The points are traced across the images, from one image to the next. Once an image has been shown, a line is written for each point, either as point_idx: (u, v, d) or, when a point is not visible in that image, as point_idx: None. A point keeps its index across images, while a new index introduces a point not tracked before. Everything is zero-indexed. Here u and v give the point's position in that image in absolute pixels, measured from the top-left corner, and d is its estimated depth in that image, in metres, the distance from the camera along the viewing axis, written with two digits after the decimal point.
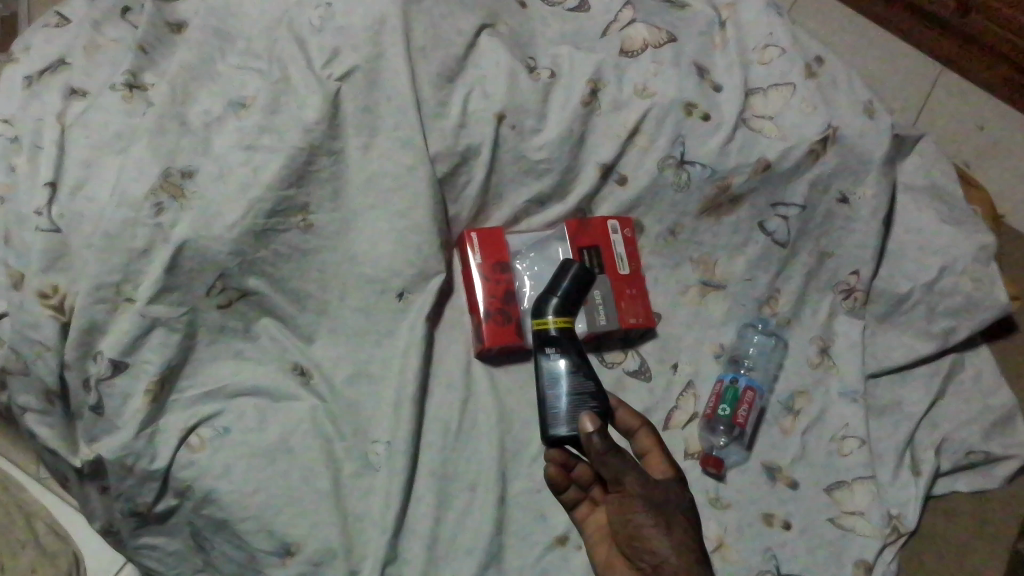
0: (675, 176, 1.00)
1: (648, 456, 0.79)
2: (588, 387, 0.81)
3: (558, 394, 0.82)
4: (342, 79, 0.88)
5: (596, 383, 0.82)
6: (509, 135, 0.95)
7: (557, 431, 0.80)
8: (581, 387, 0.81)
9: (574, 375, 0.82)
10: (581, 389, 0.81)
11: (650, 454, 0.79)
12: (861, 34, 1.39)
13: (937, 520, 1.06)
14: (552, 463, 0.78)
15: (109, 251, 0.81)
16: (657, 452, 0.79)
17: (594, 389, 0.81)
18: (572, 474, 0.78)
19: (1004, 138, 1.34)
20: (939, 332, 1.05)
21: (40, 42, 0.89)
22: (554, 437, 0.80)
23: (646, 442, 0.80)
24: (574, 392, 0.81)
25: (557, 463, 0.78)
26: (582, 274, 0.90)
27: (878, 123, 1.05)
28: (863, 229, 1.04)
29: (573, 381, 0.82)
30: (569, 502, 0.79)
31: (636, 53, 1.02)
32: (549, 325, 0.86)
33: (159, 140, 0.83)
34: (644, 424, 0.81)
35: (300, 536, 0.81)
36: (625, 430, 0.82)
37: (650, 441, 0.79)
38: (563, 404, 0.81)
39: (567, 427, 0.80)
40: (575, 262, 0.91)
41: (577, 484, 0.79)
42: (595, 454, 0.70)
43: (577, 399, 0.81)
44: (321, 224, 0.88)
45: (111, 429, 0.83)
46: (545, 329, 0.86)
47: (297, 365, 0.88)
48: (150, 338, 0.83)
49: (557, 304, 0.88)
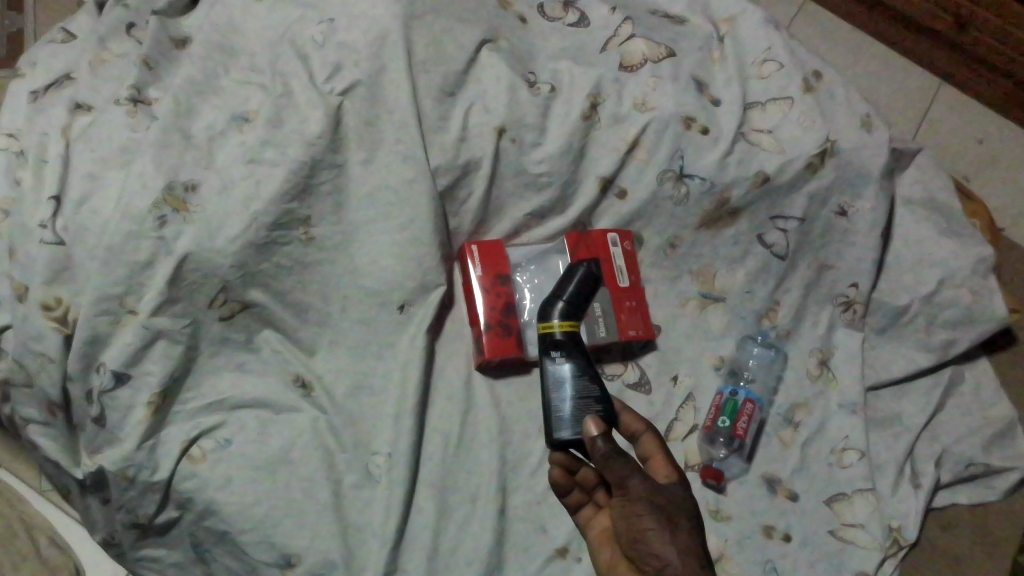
0: (674, 189, 1.01)
1: (651, 460, 0.79)
2: (593, 392, 0.82)
3: (563, 398, 0.82)
4: (344, 94, 0.89)
5: (601, 388, 0.82)
6: (509, 149, 0.96)
7: (561, 435, 0.81)
8: (586, 392, 0.82)
9: (579, 379, 0.83)
10: (586, 394, 0.82)
11: (654, 459, 0.79)
12: (859, 48, 1.40)
13: (939, 532, 1.05)
14: (556, 466, 0.80)
15: (112, 264, 0.82)
16: (662, 456, 0.79)
17: (599, 394, 0.82)
18: (576, 477, 0.80)
19: (1002, 151, 1.35)
20: (938, 344, 1.05)
21: (46, 58, 0.91)
22: (559, 441, 0.81)
23: (651, 447, 0.80)
24: (579, 397, 0.82)
25: (561, 467, 0.80)
26: (587, 278, 0.91)
27: (876, 137, 1.06)
28: (862, 241, 1.05)
29: (579, 385, 0.82)
30: (573, 504, 0.81)
31: (635, 68, 1.03)
32: (554, 328, 0.86)
33: (163, 154, 0.84)
34: (649, 428, 0.81)
35: (301, 547, 0.81)
36: (630, 434, 0.82)
37: (654, 447, 0.79)
38: (568, 408, 0.81)
39: (571, 431, 0.80)
40: (581, 269, 0.90)
41: (581, 486, 0.81)
42: (599, 457, 0.72)
43: (582, 403, 0.81)
44: (322, 237, 0.89)
45: (114, 440, 0.84)
46: (550, 333, 0.86)
47: (299, 377, 0.89)
48: (152, 350, 0.83)
49: (562, 308, 0.87)
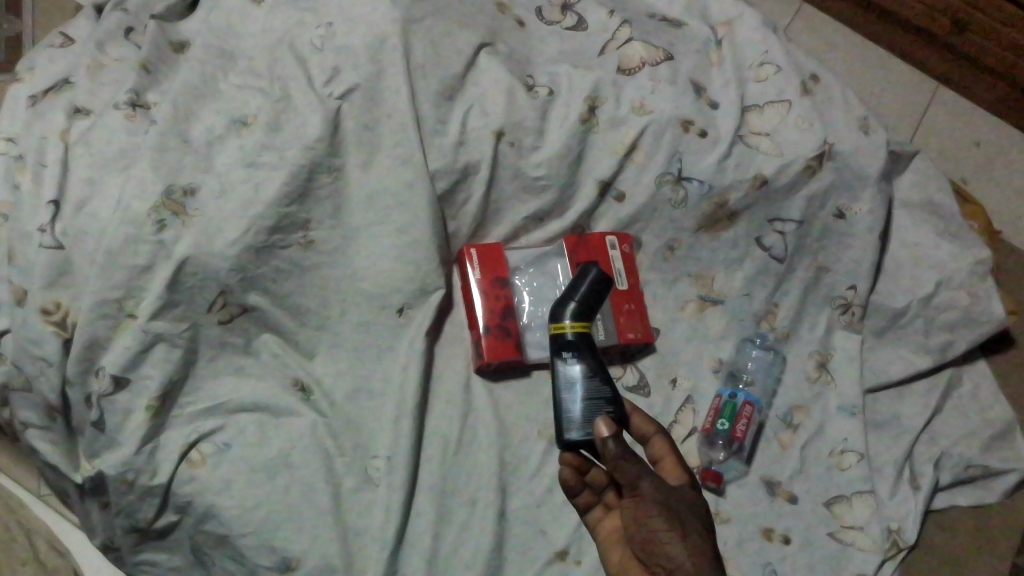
0: (673, 193, 1.01)
1: (661, 463, 0.78)
2: (604, 393, 0.78)
3: (573, 399, 0.77)
4: (343, 98, 0.89)
5: (613, 389, 0.78)
6: (508, 152, 0.96)
7: (571, 437, 0.77)
8: (597, 393, 0.77)
9: (591, 380, 0.78)
10: (597, 395, 0.77)
11: (663, 461, 0.78)
12: (856, 51, 1.40)
13: (938, 534, 1.06)
14: (566, 467, 0.78)
15: (112, 268, 0.82)
16: (671, 458, 0.77)
17: (610, 395, 0.78)
18: (586, 477, 0.79)
19: (999, 154, 1.35)
20: (936, 346, 1.05)
21: (44, 62, 0.91)
22: (569, 441, 0.77)
23: (661, 448, 0.78)
24: (590, 398, 0.77)
25: (571, 468, 0.78)
26: (602, 276, 0.82)
27: (873, 140, 1.06)
28: (860, 244, 1.05)
29: (589, 386, 0.77)
30: (583, 506, 0.79)
31: (633, 71, 1.03)
32: (566, 329, 0.80)
33: (162, 158, 0.84)
34: (659, 430, 0.79)
35: (300, 551, 0.81)
36: (639, 436, 0.79)
37: (664, 448, 0.78)
38: (578, 408, 0.77)
39: (582, 432, 0.76)
40: (595, 267, 0.83)
41: (590, 487, 0.79)
42: (611, 459, 0.70)
43: (592, 404, 0.77)
44: (322, 240, 0.89)
45: (113, 444, 0.84)
46: (562, 333, 0.80)
47: (298, 381, 0.89)
48: (151, 354, 0.83)
49: (575, 309, 0.80)
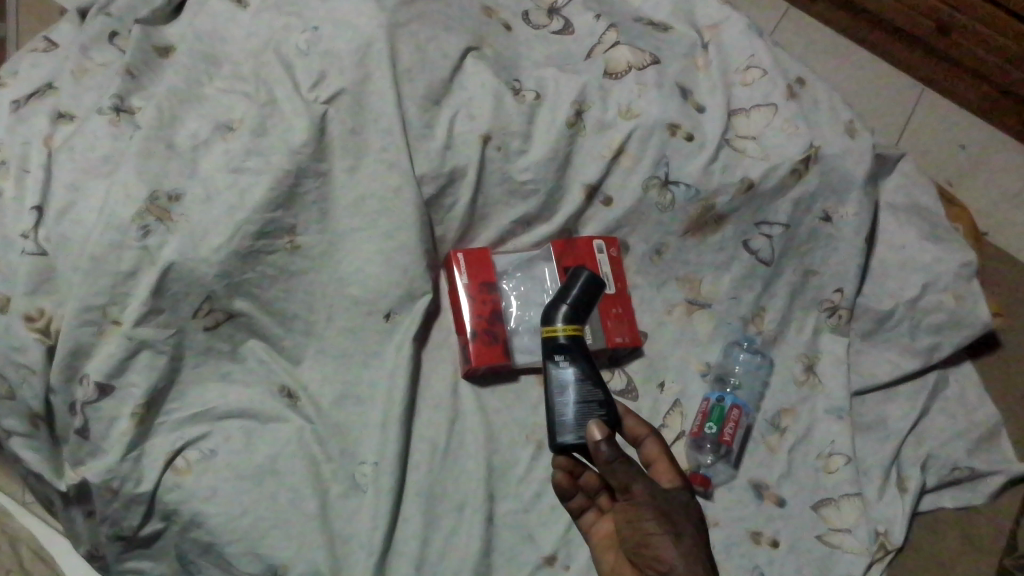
0: (660, 197, 1.01)
1: (655, 466, 0.78)
2: (596, 396, 0.78)
3: (566, 402, 0.78)
4: (328, 102, 0.88)
5: (605, 393, 0.78)
6: (494, 157, 0.96)
7: (564, 440, 0.77)
8: (590, 396, 0.77)
9: (583, 383, 0.78)
10: (588, 399, 0.77)
11: (656, 464, 0.78)
12: (843, 55, 1.41)
13: (925, 537, 1.06)
14: (559, 470, 0.78)
15: (96, 274, 0.81)
16: (665, 461, 0.78)
17: (602, 399, 0.78)
18: (579, 480, 0.79)
19: (984, 156, 1.36)
20: (922, 349, 1.06)
21: (27, 68, 0.90)
22: (562, 445, 0.77)
23: (653, 451, 0.78)
24: (582, 401, 0.77)
25: (565, 471, 0.78)
26: (594, 280, 0.81)
27: (859, 143, 1.07)
28: (847, 247, 1.05)
29: (582, 390, 0.77)
30: (575, 509, 0.79)
31: (620, 75, 1.03)
32: (558, 332, 0.79)
33: (147, 164, 0.83)
34: (652, 433, 0.79)
35: (286, 559, 0.81)
36: (632, 438, 0.80)
37: (657, 450, 0.78)
38: (570, 412, 0.77)
39: (574, 436, 0.77)
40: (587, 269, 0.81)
41: (584, 491, 0.79)
42: (603, 463, 0.69)
43: (584, 407, 0.77)
44: (308, 245, 0.88)
45: (98, 452, 0.83)
46: (554, 337, 0.79)
47: (285, 387, 0.89)
48: (136, 361, 0.82)
49: (567, 312, 0.80)
